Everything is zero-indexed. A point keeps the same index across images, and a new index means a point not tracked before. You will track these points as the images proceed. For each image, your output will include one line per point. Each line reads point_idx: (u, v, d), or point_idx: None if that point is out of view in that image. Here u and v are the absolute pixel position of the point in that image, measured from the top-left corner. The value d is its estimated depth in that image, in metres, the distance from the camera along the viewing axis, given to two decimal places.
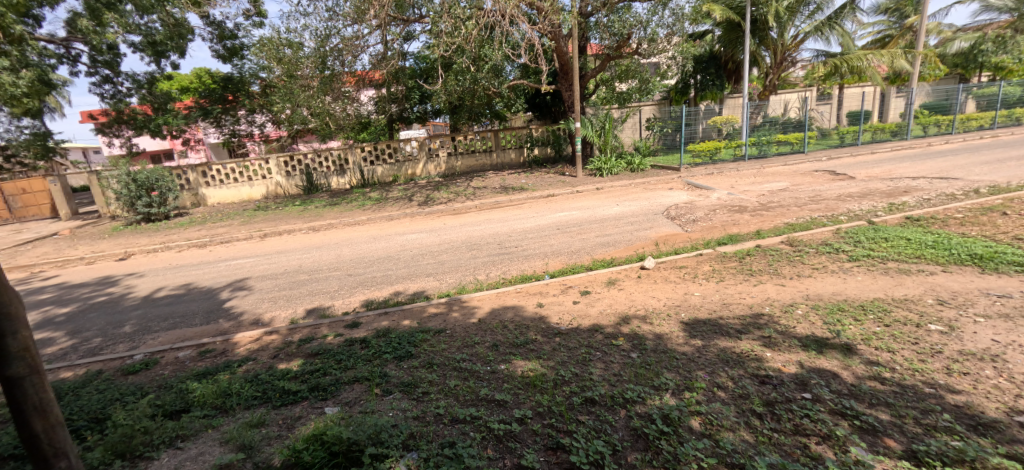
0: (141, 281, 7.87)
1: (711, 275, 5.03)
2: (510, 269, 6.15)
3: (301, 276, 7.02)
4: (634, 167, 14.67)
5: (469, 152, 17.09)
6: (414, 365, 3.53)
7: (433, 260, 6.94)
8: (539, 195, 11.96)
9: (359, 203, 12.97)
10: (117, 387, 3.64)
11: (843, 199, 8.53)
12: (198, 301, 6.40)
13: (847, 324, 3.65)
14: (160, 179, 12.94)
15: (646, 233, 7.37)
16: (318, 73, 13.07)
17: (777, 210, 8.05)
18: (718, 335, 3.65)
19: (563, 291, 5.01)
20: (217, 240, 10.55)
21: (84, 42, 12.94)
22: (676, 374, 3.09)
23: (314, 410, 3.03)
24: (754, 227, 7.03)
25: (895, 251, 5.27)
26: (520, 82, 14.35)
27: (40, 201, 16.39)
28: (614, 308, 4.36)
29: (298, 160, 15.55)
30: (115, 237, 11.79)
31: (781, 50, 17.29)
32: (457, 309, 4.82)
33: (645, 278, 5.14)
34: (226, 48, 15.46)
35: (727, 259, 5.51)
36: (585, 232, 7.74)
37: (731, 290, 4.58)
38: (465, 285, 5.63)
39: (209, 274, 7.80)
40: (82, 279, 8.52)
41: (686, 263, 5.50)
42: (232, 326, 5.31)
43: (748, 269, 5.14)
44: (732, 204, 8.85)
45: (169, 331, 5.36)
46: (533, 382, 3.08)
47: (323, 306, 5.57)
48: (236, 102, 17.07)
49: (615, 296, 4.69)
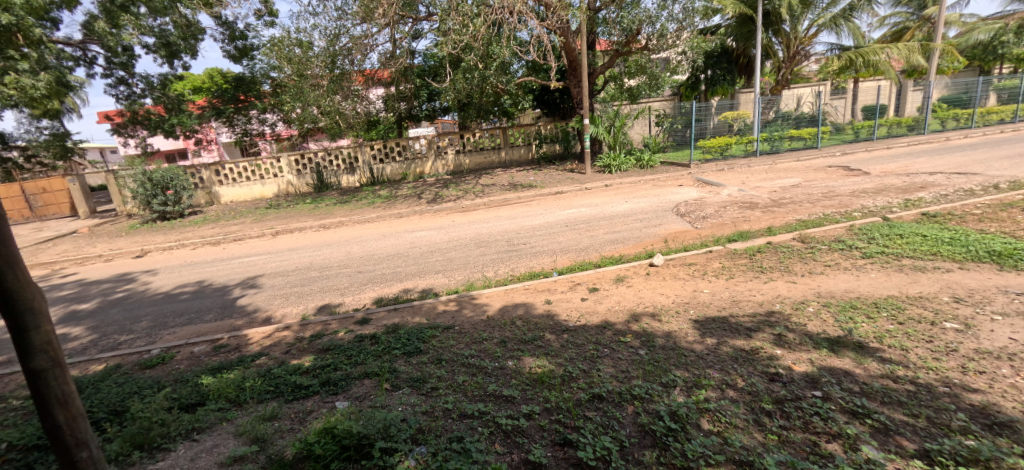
0: (156, 278, 8.06)
1: (721, 272, 4.99)
2: (518, 266, 6.17)
3: (312, 273, 7.11)
4: (644, 164, 14.60)
5: (477, 149, 17.16)
6: (423, 360, 3.57)
7: (442, 258, 6.98)
8: (548, 192, 11.94)
9: (369, 200, 13.09)
10: (134, 381, 3.74)
11: (857, 195, 8.41)
12: (211, 298, 6.51)
13: (859, 322, 3.61)
14: (174, 178, 13.24)
15: (655, 230, 7.32)
16: (328, 73, 13.57)
17: (789, 207, 7.94)
18: (727, 332, 3.62)
19: (571, 288, 5.01)
20: (230, 238, 10.74)
21: (99, 44, 13.29)
22: (684, 371, 3.08)
23: (325, 404, 3.08)
24: (765, 224, 6.95)
25: (911, 248, 5.19)
26: (528, 79, 14.33)
27: (59, 200, 16.77)
28: (622, 305, 4.36)
29: (308, 158, 15.77)
30: (132, 235, 12.13)
31: (794, 43, 16.95)
32: (466, 306, 4.84)
33: (654, 275, 5.12)
34: (237, 48, 15.73)
35: (738, 256, 5.46)
36: (593, 229, 7.73)
37: (741, 288, 4.54)
38: (473, 282, 5.67)
39: (222, 271, 7.95)
40: (100, 276, 8.75)
41: (695, 260, 5.46)
42: (246, 322, 5.42)
43: (758, 265, 5.09)
44: (743, 201, 8.76)
45: (184, 326, 5.48)
46: (541, 378, 3.10)
47: (333, 302, 5.64)
48: (248, 102, 17.40)
49: (624, 293, 4.69)
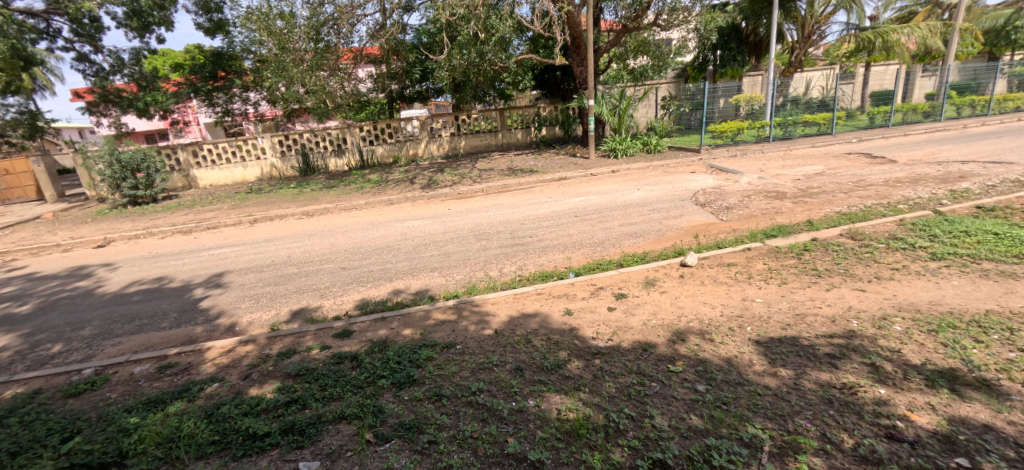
0: (112, 273, 7.13)
1: (770, 276, 4.22)
2: (527, 263, 5.35)
3: (289, 269, 6.25)
4: (651, 148, 13.76)
5: (473, 132, 16.21)
6: (418, 396, 2.79)
7: (438, 252, 6.15)
8: (551, 178, 11.10)
9: (358, 185, 12.20)
10: (46, 421, 2.94)
11: (893, 184, 7.66)
12: (170, 299, 5.66)
13: (969, 348, 2.85)
14: (145, 159, 12.29)
15: (677, 222, 6.53)
16: (312, 47, 12.51)
17: (822, 196, 7.18)
18: (805, 360, 2.85)
19: (593, 294, 4.19)
20: (203, 226, 9.79)
21: (64, 15, 12.42)
22: (767, 422, 2.31)
23: (286, 466, 2.30)
24: (802, 216, 6.19)
25: (986, 249, 4.44)
26: (529, 56, 13.31)
27: (24, 183, 15.63)
28: (661, 319, 3.56)
29: (293, 139, 14.66)
30: (98, 221, 11.17)
31: (810, 22, 16.00)
32: (467, 315, 4.02)
33: (689, 278, 4.33)
34: (212, 21, 14.54)
35: (783, 255, 4.71)
36: (607, 220, 6.93)
37: (800, 297, 3.75)
38: (475, 284, 4.85)
39: (188, 266, 7.06)
40: (52, 269, 7.82)
41: (734, 260, 4.68)
42: (205, 331, 4.58)
43: (812, 268, 4.31)
44: (769, 190, 7.99)
45: (132, 336, 4.66)
46: (577, 429, 2.32)
47: (310, 307, 4.80)
48: (227, 79, 16.34)
49: (658, 301, 3.90)
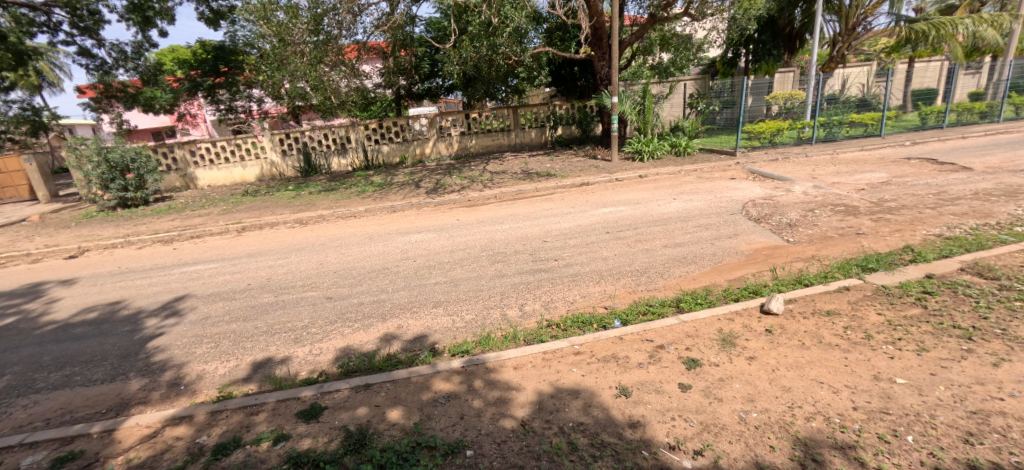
0: (69, 294, 6.13)
1: (898, 337, 3.04)
2: (555, 300, 4.25)
3: (266, 296, 5.20)
4: (680, 150, 12.57)
5: (484, 131, 15.10)
6: None
7: (444, 280, 5.06)
8: (571, 183, 9.96)
9: (360, 189, 11.17)
10: None
11: (988, 198, 6.40)
12: (118, 335, 4.61)
13: None
14: (135, 158, 11.38)
15: (734, 243, 5.38)
16: (310, 41, 11.35)
17: (904, 213, 5.96)
18: None
19: (653, 357, 3.06)
20: (186, 235, 8.81)
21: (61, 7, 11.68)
22: None
23: None
24: (893, 240, 4.99)
25: None
26: (547, 50, 12.12)
27: (16, 182, 14.88)
28: (766, 413, 2.42)
29: (294, 137, 13.71)
30: (81, 226, 10.28)
31: (855, 12, 14.61)
32: (481, 387, 2.92)
33: (782, 336, 3.18)
34: (212, 10, 13.65)
35: (901, 301, 3.53)
36: (647, 239, 5.79)
37: (964, 378, 2.58)
38: (490, 331, 3.74)
39: (153, 287, 6.02)
40: (7, 286, 6.84)
41: (836, 307, 3.52)
42: (140, 390, 3.52)
43: (955, 326, 3.13)
44: (833, 202, 6.80)
45: (53, 393, 3.62)
46: None
47: (278, 359, 3.73)
48: (229, 74, 15.45)
49: (750, 375, 2.77)
